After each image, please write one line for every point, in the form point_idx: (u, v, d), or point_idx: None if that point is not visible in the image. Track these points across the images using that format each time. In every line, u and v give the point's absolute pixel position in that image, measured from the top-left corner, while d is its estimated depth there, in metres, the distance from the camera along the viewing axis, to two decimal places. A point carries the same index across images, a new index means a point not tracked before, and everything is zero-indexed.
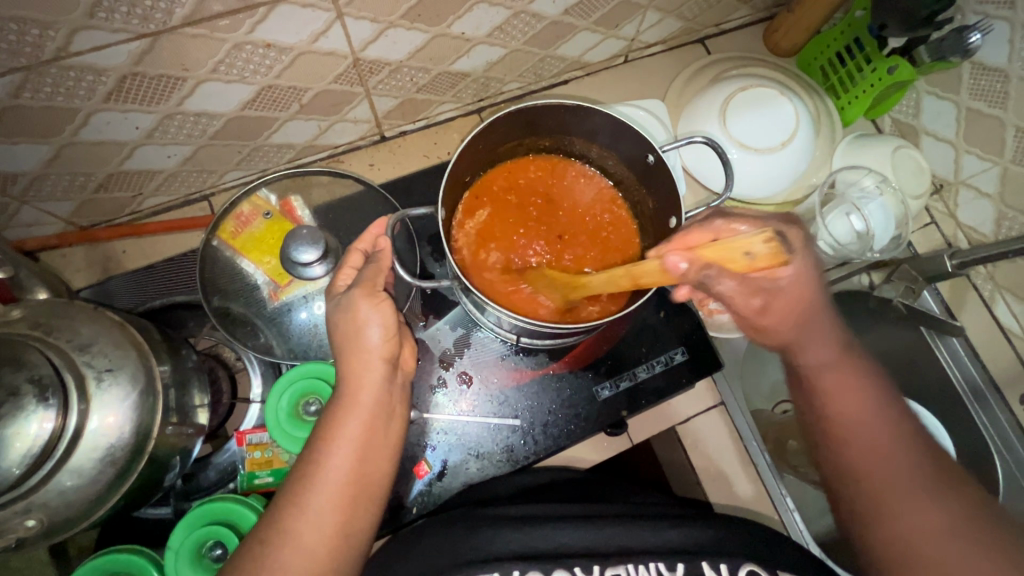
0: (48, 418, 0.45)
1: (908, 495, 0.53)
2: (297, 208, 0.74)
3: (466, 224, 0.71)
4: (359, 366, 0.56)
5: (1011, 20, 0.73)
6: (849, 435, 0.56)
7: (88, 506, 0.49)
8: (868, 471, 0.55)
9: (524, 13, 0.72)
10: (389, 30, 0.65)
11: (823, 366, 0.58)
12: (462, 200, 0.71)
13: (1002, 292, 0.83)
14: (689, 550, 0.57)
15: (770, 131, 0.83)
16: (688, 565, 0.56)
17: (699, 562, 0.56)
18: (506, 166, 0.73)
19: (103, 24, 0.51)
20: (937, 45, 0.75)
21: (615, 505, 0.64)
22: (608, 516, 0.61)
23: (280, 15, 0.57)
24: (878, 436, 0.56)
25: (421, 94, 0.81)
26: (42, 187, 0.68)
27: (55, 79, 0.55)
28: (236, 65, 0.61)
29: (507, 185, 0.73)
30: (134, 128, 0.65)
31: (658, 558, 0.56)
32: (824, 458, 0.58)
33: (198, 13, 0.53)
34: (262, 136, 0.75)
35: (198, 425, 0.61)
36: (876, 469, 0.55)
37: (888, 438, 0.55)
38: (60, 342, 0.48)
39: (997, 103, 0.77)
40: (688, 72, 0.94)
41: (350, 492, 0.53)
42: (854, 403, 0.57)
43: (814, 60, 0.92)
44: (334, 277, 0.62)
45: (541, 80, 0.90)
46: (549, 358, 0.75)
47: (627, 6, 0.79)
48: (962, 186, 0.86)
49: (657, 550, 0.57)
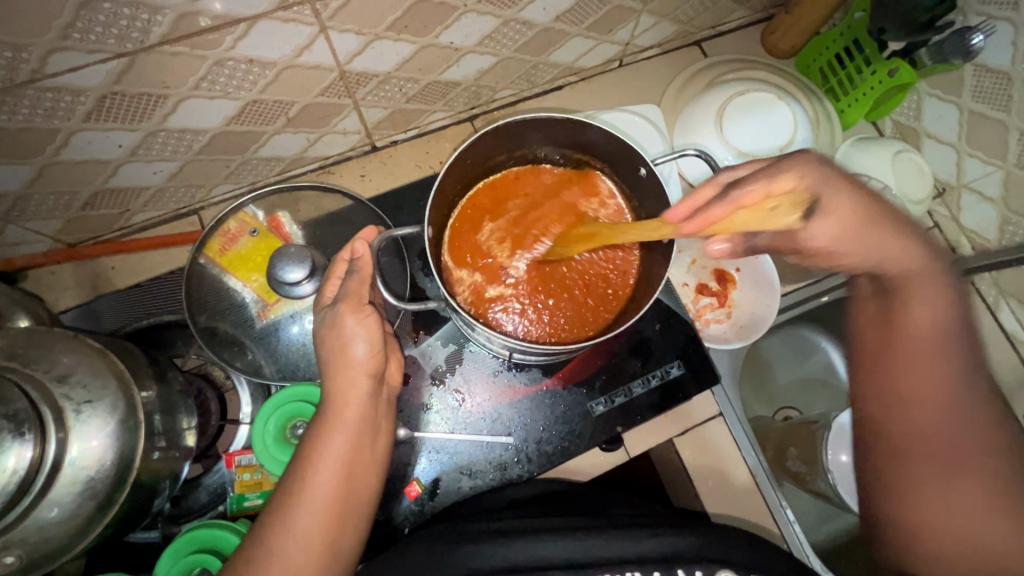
0: (26, 449, 0.44)
1: (945, 439, 0.55)
2: (285, 224, 0.74)
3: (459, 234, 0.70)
4: (344, 380, 0.55)
5: (1014, 21, 0.71)
6: (904, 368, 0.58)
7: (70, 540, 0.48)
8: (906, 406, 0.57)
9: (514, 21, 0.70)
10: (375, 42, 0.64)
11: (915, 314, 0.58)
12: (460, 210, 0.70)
13: (1006, 299, 0.83)
14: (668, 559, 0.56)
15: (766, 136, 0.81)
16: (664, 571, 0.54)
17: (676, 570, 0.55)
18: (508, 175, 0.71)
19: (79, 44, 0.50)
20: (938, 48, 0.74)
21: (595, 517, 0.62)
22: (587, 526, 0.60)
23: (262, 31, 0.56)
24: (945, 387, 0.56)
25: (412, 104, 0.80)
26: (27, 207, 0.67)
27: (33, 101, 0.54)
28: (218, 82, 0.60)
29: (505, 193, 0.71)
30: (117, 146, 0.64)
31: (635, 567, 0.55)
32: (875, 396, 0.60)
33: (179, 30, 0.52)
34: (249, 150, 0.74)
35: (186, 449, 0.61)
36: (915, 415, 0.57)
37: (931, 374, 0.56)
38: (36, 373, 0.47)
39: (999, 106, 0.76)
40: (686, 74, 0.92)
41: (337, 509, 0.52)
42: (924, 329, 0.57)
43: (811, 62, 0.90)
44: (322, 286, 0.61)
45: (534, 86, 0.88)
46: (542, 373, 0.74)
47: (620, 10, 0.78)
48: (964, 189, 0.84)
49: (636, 559, 0.56)
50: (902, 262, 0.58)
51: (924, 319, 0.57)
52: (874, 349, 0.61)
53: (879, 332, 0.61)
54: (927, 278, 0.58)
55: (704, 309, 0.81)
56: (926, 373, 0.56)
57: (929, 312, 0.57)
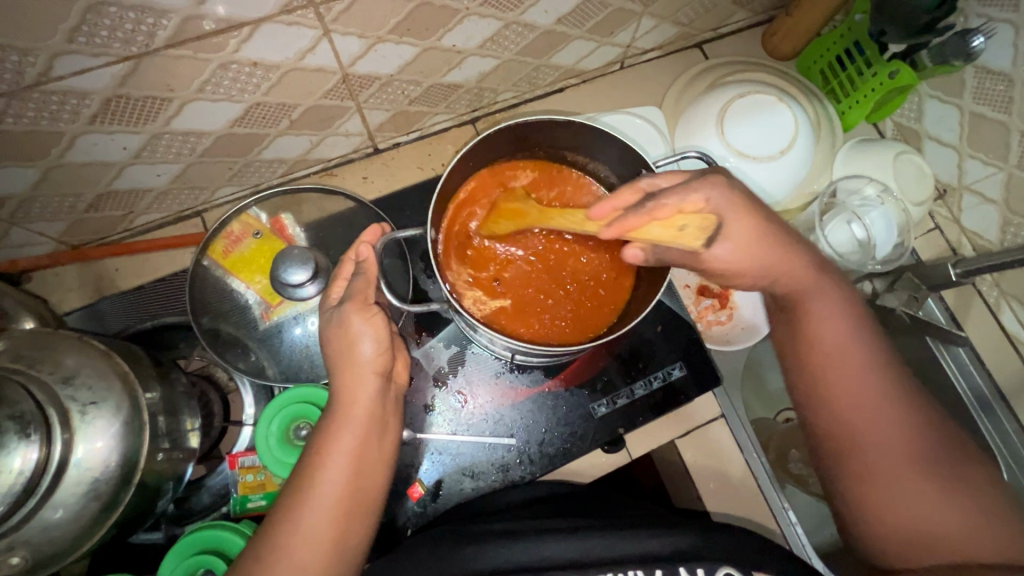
0: (31, 451, 0.44)
1: (885, 446, 0.55)
2: (288, 226, 0.74)
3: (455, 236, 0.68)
4: (352, 379, 0.56)
5: (1014, 22, 0.71)
6: (829, 382, 0.57)
7: (75, 541, 0.48)
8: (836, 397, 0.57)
9: (516, 24, 0.71)
10: (378, 45, 0.64)
11: (822, 323, 0.58)
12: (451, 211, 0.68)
13: (1007, 300, 0.82)
14: (670, 558, 0.56)
15: (767, 138, 0.81)
16: (666, 570, 0.55)
17: (678, 569, 0.55)
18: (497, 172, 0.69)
19: (84, 48, 0.50)
20: (939, 50, 0.74)
21: (598, 517, 0.62)
22: (589, 526, 0.60)
23: (265, 35, 0.56)
24: (868, 393, 0.56)
25: (414, 106, 0.80)
26: (32, 209, 0.68)
27: (38, 104, 0.54)
28: (222, 84, 0.60)
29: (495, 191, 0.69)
30: (121, 149, 0.64)
31: (637, 566, 0.55)
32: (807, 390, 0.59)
33: (183, 34, 0.52)
34: (252, 152, 0.74)
35: (189, 450, 0.61)
36: (850, 418, 0.56)
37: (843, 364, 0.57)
38: (42, 374, 0.48)
39: (1000, 107, 0.75)
40: (687, 76, 0.92)
41: (345, 507, 0.52)
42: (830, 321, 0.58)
43: (812, 64, 0.91)
44: (328, 287, 0.61)
45: (535, 88, 0.89)
46: (544, 375, 0.74)
47: (622, 13, 0.78)
48: (965, 191, 0.85)
49: (638, 558, 0.56)
50: (797, 268, 0.58)
51: (829, 328, 0.58)
52: (797, 363, 0.60)
53: (795, 346, 0.60)
54: (822, 285, 0.59)
55: (706, 311, 0.81)
56: (848, 383, 0.56)
57: (835, 318, 0.58)
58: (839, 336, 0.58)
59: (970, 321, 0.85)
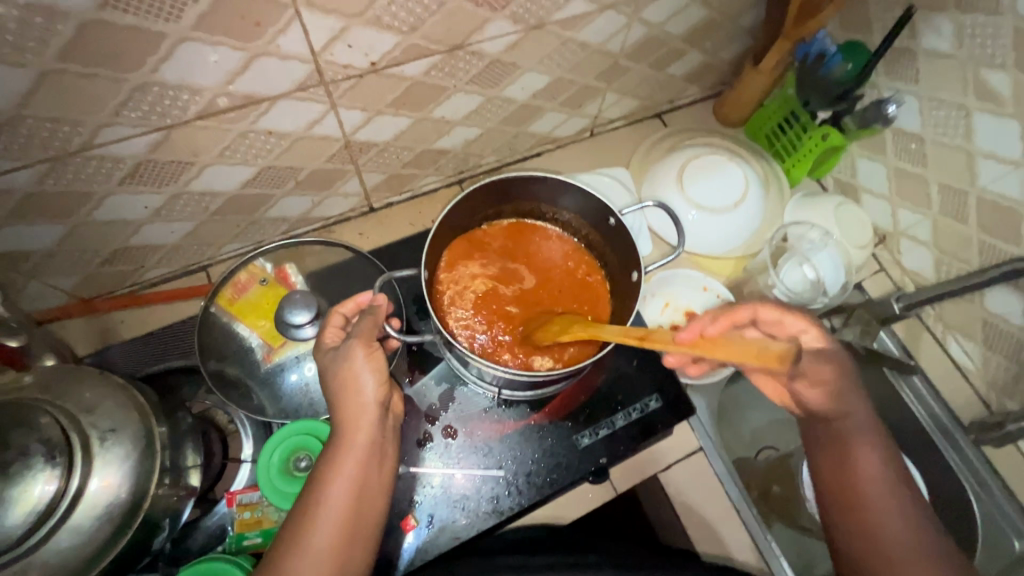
0: (51, 479, 0.47)
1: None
2: (291, 275, 0.80)
3: (458, 258, 0.77)
4: (355, 410, 0.59)
5: (918, 93, 0.84)
6: (866, 493, 0.63)
7: (81, 568, 0.50)
8: (865, 501, 0.63)
9: (497, 99, 0.82)
10: (377, 117, 0.74)
11: (852, 445, 0.64)
12: (463, 241, 0.78)
13: (952, 333, 0.89)
14: None
15: (712, 185, 0.92)
16: None
17: None
18: (510, 223, 0.80)
19: (126, 120, 0.58)
20: (862, 116, 0.87)
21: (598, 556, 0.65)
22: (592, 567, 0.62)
23: (281, 109, 0.65)
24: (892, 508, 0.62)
25: (406, 169, 0.89)
26: (53, 263, 0.73)
27: (77, 168, 0.61)
28: (239, 150, 0.69)
29: (503, 231, 0.80)
30: (143, 208, 0.71)
31: None
32: (839, 489, 0.64)
33: (210, 108, 0.61)
34: (259, 211, 0.82)
35: (189, 486, 0.64)
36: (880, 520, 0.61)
37: (871, 474, 0.63)
38: (67, 405, 0.52)
39: (919, 162, 0.87)
40: (660, 134, 1.05)
41: (348, 532, 0.55)
42: (861, 434, 0.65)
43: (758, 130, 1.03)
44: (318, 337, 0.65)
45: (515, 153, 0.99)
46: (530, 409, 0.78)
47: (587, 89, 0.90)
48: (902, 236, 0.95)
49: None
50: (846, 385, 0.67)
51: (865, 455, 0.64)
52: (830, 488, 0.65)
53: (826, 467, 0.66)
54: (870, 432, 0.65)
55: None
56: (884, 516, 0.62)
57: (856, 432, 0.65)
58: (873, 470, 0.63)
59: (921, 352, 0.92)
